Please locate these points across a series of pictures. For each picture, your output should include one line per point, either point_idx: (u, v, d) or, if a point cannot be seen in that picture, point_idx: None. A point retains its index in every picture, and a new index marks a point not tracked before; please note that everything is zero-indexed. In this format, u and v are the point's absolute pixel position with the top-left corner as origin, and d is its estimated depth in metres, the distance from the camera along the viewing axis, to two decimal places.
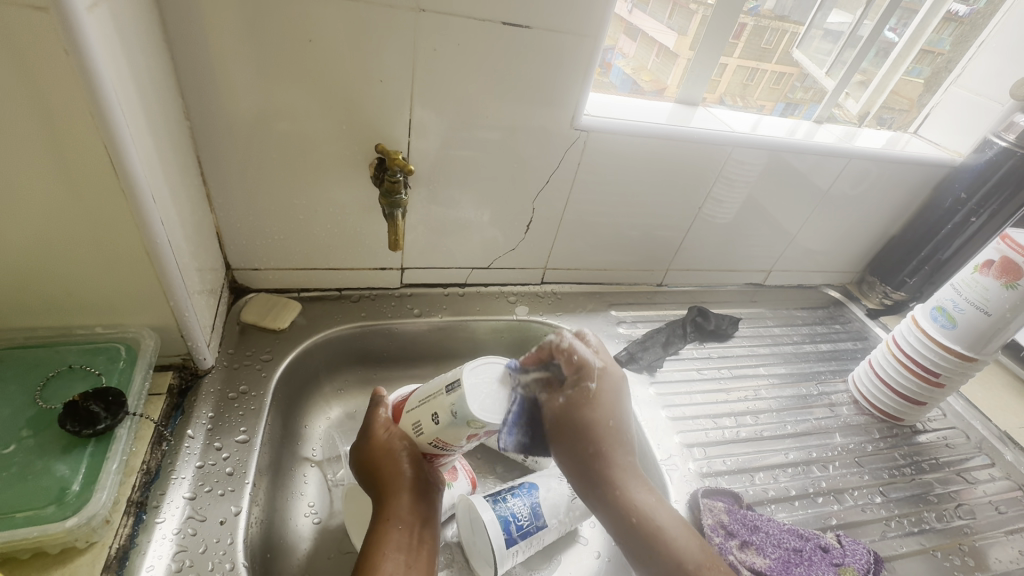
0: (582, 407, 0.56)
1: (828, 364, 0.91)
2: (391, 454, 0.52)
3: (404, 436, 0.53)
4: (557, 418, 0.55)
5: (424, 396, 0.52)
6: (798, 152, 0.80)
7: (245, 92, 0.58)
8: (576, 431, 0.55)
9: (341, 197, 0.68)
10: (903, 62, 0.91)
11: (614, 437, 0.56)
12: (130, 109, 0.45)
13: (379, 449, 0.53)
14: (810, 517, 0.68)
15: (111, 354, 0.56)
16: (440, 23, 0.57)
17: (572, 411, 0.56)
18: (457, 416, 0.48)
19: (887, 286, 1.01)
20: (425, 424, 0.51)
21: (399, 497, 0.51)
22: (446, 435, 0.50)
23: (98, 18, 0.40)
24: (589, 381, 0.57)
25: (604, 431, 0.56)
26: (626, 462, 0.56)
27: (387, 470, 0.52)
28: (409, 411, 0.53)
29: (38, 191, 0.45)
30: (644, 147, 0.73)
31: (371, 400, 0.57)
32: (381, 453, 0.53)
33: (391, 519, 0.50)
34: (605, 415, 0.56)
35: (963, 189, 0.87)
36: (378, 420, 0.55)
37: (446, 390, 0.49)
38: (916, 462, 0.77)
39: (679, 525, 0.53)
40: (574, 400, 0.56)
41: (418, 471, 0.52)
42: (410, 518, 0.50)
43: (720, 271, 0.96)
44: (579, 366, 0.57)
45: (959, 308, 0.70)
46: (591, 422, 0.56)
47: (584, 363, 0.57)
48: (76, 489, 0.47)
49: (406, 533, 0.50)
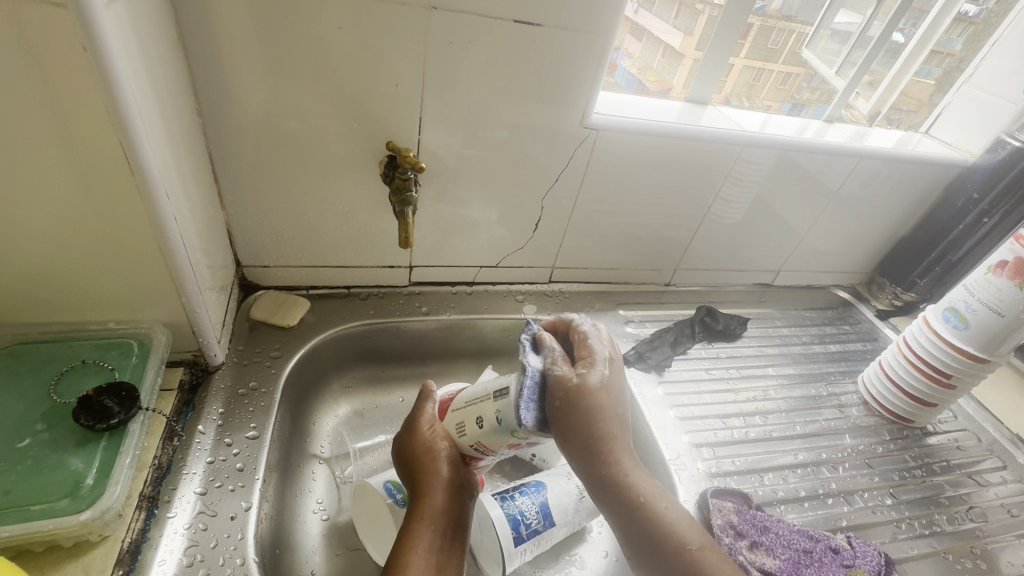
0: (595, 393, 0.50)
1: (837, 365, 0.90)
2: (430, 451, 0.52)
3: (446, 434, 0.53)
4: (572, 400, 0.49)
5: (470, 398, 0.51)
6: (808, 152, 0.80)
7: (257, 90, 0.58)
8: (590, 419, 0.49)
9: (351, 195, 0.69)
10: (917, 58, 0.90)
11: (620, 426, 0.51)
12: (144, 105, 0.45)
13: (418, 447, 0.53)
14: (820, 518, 0.67)
15: (124, 350, 0.57)
16: (452, 21, 0.57)
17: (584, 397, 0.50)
18: (502, 423, 0.48)
19: (897, 287, 1.00)
20: (469, 426, 0.51)
21: (431, 496, 0.50)
22: (489, 440, 0.50)
23: (115, 14, 0.40)
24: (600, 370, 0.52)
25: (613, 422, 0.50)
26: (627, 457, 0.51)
27: (423, 467, 0.52)
28: (453, 410, 0.53)
29: (54, 188, 0.45)
30: (653, 146, 0.73)
31: (420, 395, 0.58)
32: (421, 450, 0.53)
33: (423, 517, 0.49)
34: (615, 407, 0.51)
35: (976, 189, 0.86)
36: (422, 415, 0.55)
37: (496, 395, 0.49)
38: (927, 464, 0.77)
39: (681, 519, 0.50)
40: (588, 382, 0.50)
41: (455, 472, 0.52)
42: (441, 519, 0.49)
43: (728, 271, 0.96)
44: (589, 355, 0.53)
45: (972, 309, 0.69)
46: (601, 407, 0.50)
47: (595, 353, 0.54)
48: (90, 482, 0.47)
49: (436, 534, 0.48)
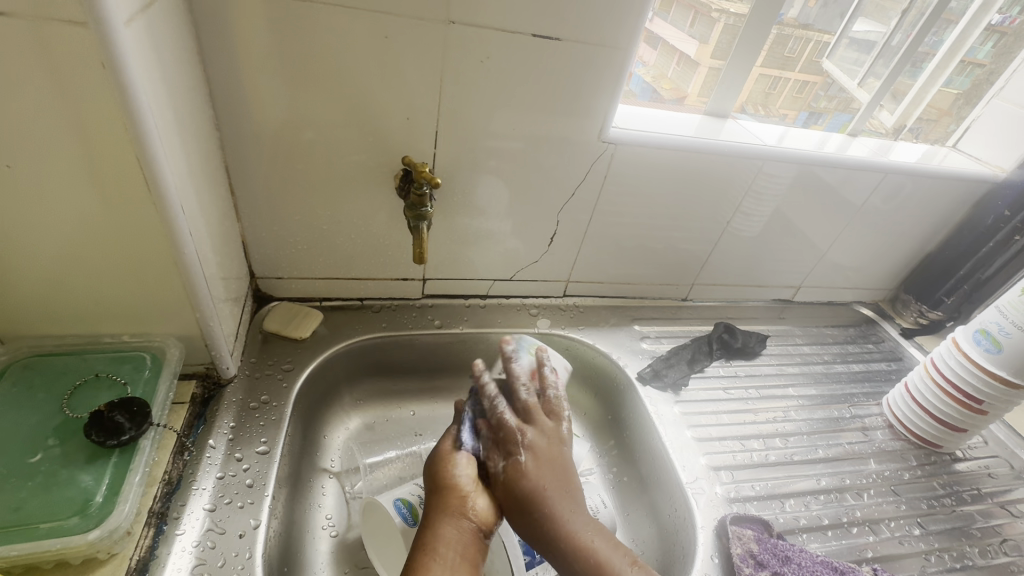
0: (521, 471, 0.54)
1: (860, 386, 0.87)
2: (442, 479, 0.53)
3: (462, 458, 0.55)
4: (504, 487, 0.53)
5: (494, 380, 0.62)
6: (830, 165, 0.78)
7: (273, 103, 0.58)
8: (523, 496, 0.52)
9: (366, 208, 0.68)
10: (939, 75, 0.87)
11: (563, 484, 0.54)
12: (162, 121, 0.45)
13: (435, 476, 0.54)
14: (843, 548, 0.65)
15: (137, 364, 0.57)
16: (469, 35, 0.57)
17: (510, 482, 0.53)
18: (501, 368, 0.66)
19: (922, 305, 0.98)
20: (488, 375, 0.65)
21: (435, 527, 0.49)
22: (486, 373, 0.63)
23: (135, 32, 0.40)
24: (519, 454, 0.55)
25: (555, 484, 0.54)
26: (562, 506, 0.53)
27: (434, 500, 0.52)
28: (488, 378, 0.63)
29: (72, 203, 0.45)
30: (672, 159, 0.71)
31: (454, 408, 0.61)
32: (435, 478, 0.54)
33: (426, 550, 0.47)
34: (541, 479, 0.54)
35: (1006, 206, 0.84)
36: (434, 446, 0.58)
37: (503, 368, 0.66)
38: (957, 492, 0.74)
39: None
40: (515, 465, 0.54)
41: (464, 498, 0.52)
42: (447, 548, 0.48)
43: (747, 286, 0.94)
44: (512, 433, 0.57)
45: (1005, 333, 0.67)
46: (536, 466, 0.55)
47: (512, 433, 0.57)
48: (99, 500, 0.47)
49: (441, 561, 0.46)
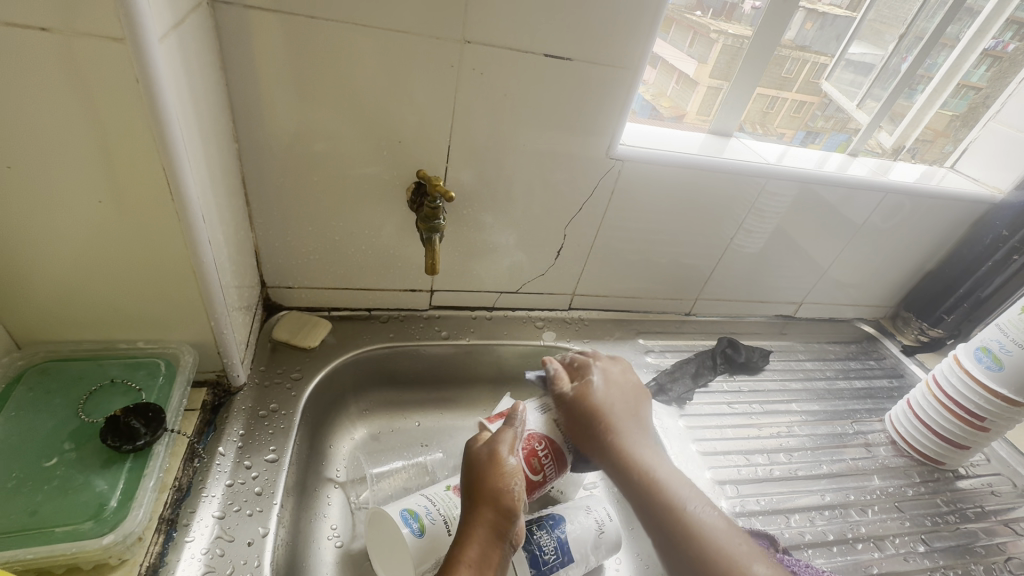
0: (592, 393, 0.64)
1: (863, 402, 0.88)
2: (500, 497, 0.49)
3: (518, 476, 0.51)
4: (579, 402, 0.63)
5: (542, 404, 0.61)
6: (832, 184, 0.79)
7: (288, 116, 0.59)
8: (592, 412, 0.62)
9: (377, 220, 0.70)
10: (938, 96, 0.90)
11: (627, 414, 0.65)
12: (188, 133, 0.46)
13: (488, 491, 0.50)
14: (848, 564, 0.65)
15: (151, 370, 0.57)
16: (483, 53, 0.58)
17: (582, 400, 0.63)
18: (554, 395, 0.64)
19: (923, 323, 0.99)
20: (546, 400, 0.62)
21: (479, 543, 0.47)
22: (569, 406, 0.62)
23: (167, 46, 0.42)
24: (588, 380, 0.66)
25: (617, 409, 0.64)
26: (629, 430, 0.63)
27: (481, 510, 0.49)
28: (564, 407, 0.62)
29: (96, 211, 0.46)
30: (678, 176, 0.73)
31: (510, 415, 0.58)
32: (485, 486, 0.51)
33: (465, 566, 0.46)
34: (607, 393, 0.65)
35: (1005, 226, 0.86)
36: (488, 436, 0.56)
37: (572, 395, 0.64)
38: (960, 510, 0.74)
39: (714, 514, 0.57)
40: (591, 387, 0.65)
41: (510, 527, 0.49)
42: (487, 567, 0.47)
43: (750, 302, 0.95)
44: (577, 370, 0.67)
45: (1006, 350, 0.68)
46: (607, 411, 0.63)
47: (581, 368, 0.68)
48: (114, 505, 0.47)
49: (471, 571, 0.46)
